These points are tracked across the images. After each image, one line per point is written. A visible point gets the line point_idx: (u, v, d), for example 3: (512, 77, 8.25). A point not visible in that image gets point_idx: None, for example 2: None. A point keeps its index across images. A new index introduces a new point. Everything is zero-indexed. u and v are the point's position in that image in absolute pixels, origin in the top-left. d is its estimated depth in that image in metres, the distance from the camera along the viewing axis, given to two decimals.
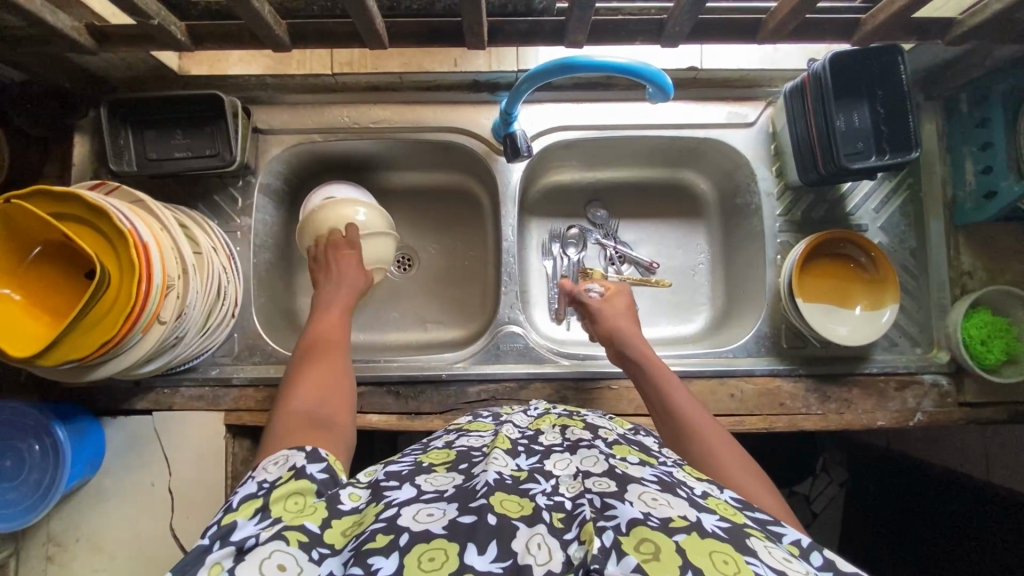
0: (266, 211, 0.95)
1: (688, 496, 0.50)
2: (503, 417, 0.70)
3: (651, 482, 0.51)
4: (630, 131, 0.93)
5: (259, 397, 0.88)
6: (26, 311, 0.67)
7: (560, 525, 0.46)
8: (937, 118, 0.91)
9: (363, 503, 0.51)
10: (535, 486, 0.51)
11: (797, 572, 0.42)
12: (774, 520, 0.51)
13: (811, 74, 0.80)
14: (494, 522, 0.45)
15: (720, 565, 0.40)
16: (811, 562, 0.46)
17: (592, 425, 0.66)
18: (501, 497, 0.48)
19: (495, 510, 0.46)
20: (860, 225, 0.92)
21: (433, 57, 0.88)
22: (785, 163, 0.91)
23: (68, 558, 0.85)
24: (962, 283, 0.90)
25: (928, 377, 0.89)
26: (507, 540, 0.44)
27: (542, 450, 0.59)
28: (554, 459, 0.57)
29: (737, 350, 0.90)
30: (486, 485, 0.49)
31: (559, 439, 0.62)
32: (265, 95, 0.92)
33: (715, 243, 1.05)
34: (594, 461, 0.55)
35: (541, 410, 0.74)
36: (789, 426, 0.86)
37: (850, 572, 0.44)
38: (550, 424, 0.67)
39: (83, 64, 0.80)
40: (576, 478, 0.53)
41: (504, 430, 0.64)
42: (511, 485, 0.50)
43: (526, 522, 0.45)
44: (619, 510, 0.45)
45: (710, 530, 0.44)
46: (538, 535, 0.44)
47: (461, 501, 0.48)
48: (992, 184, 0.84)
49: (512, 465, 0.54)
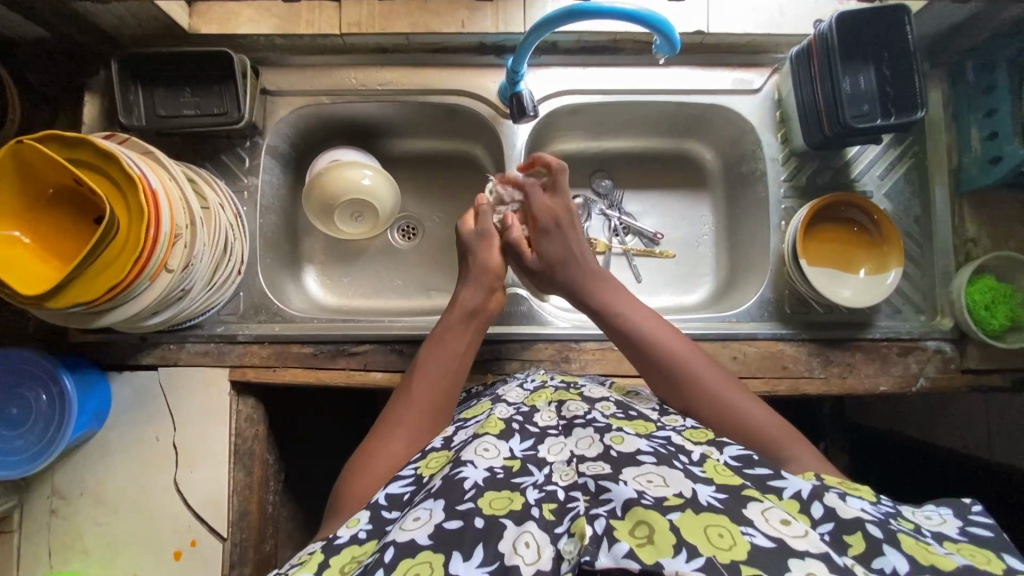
0: (273, 172, 0.96)
1: (686, 468, 0.52)
2: (498, 394, 0.71)
3: (646, 457, 0.53)
4: (636, 96, 0.94)
5: (263, 353, 0.89)
6: (35, 255, 0.68)
7: (551, 517, 0.50)
8: (942, 87, 0.91)
9: (361, 534, 0.54)
10: (527, 478, 0.54)
11: (795, 535, 0.44)
12: (773, 474, 0.53)
13: (816, 35, 0.81)
14: (481, 525, 0.49)
15: (716, 539, 0.44)
16: (813, 514, 0.49)
17: (588, 397, 0.67)
18: (490, 497, 0.52)
19: (484, 512, 0.50)
20: (865, 192, 0.92)
21: (441, 18, 0.88)
22: (790, 129, 0.91)
23: (72, 511, 0.85)
24: (967, 251, 0.90)
25: (932, 343, 0.88)
26: (494, 543, 0.48)
27: (538, 432, 0.61)
28: (548, 443, 0.59)
29: (740, 314, 0.90)
30: (473, 485, 0.52)
31: (554, 419, 0.63)
32: (274, 56, 0.93)
33: (719, 214, 1.05)
34: (589, 442, 0.57)
35: (538, 382, 0.73)
36: (791, 390, 0.87)
37: (849, 519, 0.48)
38: (545, 399, 0.67)
39: (96, 19, 0.81)
40: (571, 464, 0.55)
41: (498, 410, 0.65)
42: (503, 480, 0.54)
43: (514, 521, 0.49)
44: (614, 492, 0.48)
45: (706, 504, 0.47)
46: (526, 533, 0.48)
47: (448, 502, 0.51)
48: (997, 150, 0.84)
49: (505, 453, 0.57)
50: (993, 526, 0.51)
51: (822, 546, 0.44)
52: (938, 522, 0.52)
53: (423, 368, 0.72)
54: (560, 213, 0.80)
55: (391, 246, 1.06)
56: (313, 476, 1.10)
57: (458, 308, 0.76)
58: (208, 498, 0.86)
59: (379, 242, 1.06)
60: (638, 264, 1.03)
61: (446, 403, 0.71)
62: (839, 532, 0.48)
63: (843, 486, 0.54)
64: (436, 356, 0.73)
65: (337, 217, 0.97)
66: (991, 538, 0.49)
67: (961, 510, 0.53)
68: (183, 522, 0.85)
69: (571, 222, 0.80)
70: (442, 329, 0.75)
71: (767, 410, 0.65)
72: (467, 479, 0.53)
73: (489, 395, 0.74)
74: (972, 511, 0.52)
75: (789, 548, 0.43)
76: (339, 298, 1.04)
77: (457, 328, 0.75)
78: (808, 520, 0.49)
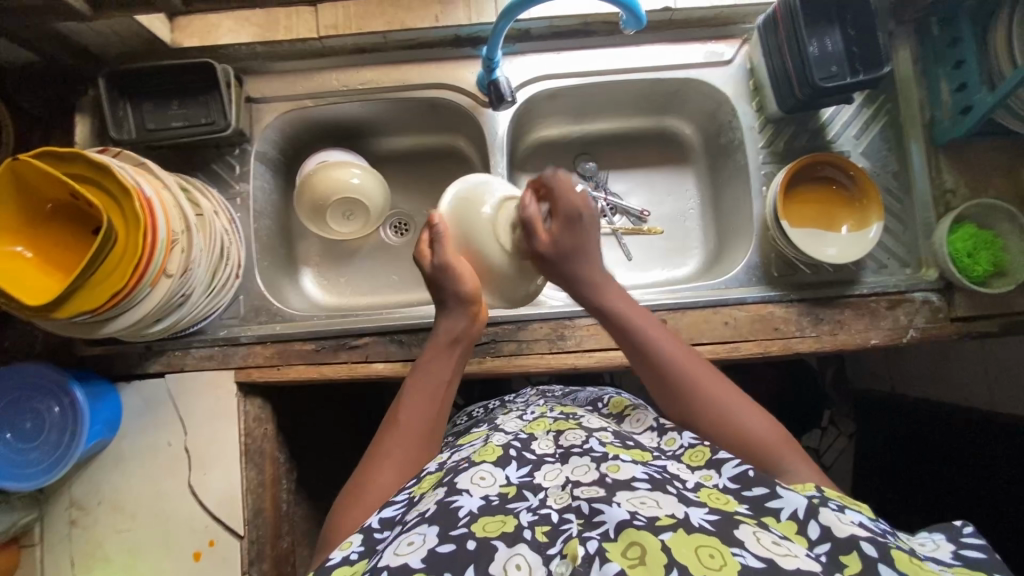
0: (264, 178, 0.98)
1: (679, 493, 0.54)
2: (497, 423, 0.75)
3: (641, 483, 0.54)
4: (611, 76, 0.96)
5: (267, 353, 0.91)
6: (37, 268, 0.70)
7: (544, 539, 0.51)
8: (910, 44, 0.93)
9: (353, 555, 0.55)
10: (522, 503, 0.56)
11: (784, 555, 0.46)
12: (771, 493, 0.54)
13: (782, 2, 0.83)
14: (473, 547, 0.50)
15: (706, 560, 0.45)
16: (810, 535, 0.50)
17: (586, 427, 0.68)
18: (485, 521, 0.53)
19: (477, 535, 0.51)
20: (842, 152, 0.94)
21: (416, 14, 0.91)
22: (764, 97, 0.93)
23: (91, 520, 0.88)
24: (947, 202, 0.91)
25: (918, 295, 0.90)
26: (485, 564, 0.49)
27: (534, 460, 0.63)
28: (545, 470, 0.61)
29: (729, 281, 0.92)
30: (468, 512, 0.54)
31: (552, 447, 0.65)
32: (256, 64, 0.95)
33: (704, 187, 1.07)
34: (585, 470, 0.58)
35: (537, 413, 0.76)
36: (784, 350, 0.88)
37: (844, 539, 0.49)
38: (543, 429, 0.69)
39: (80, 38, 0.83)
40: (565, 488, 0.56)
41: (495, 437, 0.68)
42: (497, 506, 0.55)
43: (506, 543, 0.50)
44: (606, 515, 0.50)
45: (698, 525, 0.49)
46: (518, 555, 0.49)
47: (441, 527, 0.52)
48: (967, 100, 0.86)
49: (500, 480, 0.59)
50: (985, 546, 0.52)
51: (811, 567, 0.45)
52: (932, 547, 0.53)
53: (411, 393, 0.73)
54: (582, 207, 0.76)
55: (384, 243, 1.08)
56: (324, 474, 1.12)
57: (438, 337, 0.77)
58: (224, 497, 0.88)
59: (371, 239, 1.08)
60: (629, 243, 1.05)
61: (431, 428, 0.72)
62: (835, 552, 0.48)
63: (843, 500, 0.56)
64: (426, 377, 0.74)
65: (328, 216, 0.99)
66: (984, 559, 0.51)
67: (952, 533, 0.54)
68: (201, 522, 0.87)
69: (591, 218, 0.77)
70: (427, 359, 0.76)
71: (769, 421, 0.66)
72: (462, 507, 0.55)
73: (488, 425, 0.76)
74: (963, 533, 0.54)
75: (779, 567, 0.44)
76: (338, 298, 1.06)
77: (438, 358, 0.76)
78: (804, 542, 0.50)
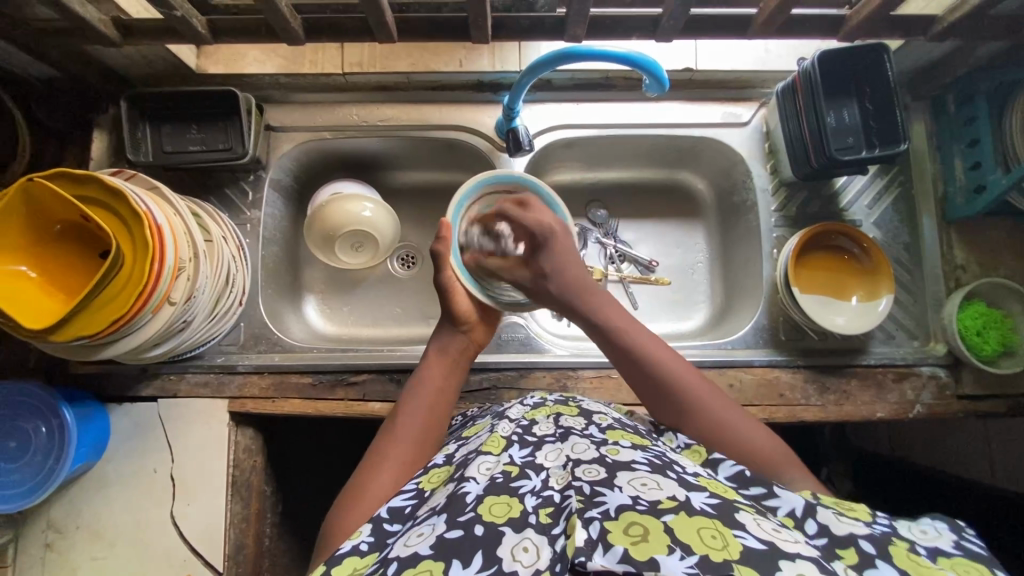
0: (275, 206, 0.98)
1: (680, 477, 0.51)
2: (502, 412, 0.72)
3: (641, 465, 0.51)
4: (628, 130, 0.96)
5: (263, 384, 0.90)
6: (41, 289, 0.70)
7: (548, 520, 0.47)
8: (925, 118, 0.95)
9: (363, 545, 0.52)
10: (526, 483, 0.52)
11: (785, 540, 0.43)
12: (769, 493, 0.53)
13: (800, 73, 0.84)
14: (480, 532, 0.47)
15: (708, 540, 0.42)
16: (807, 530, 0.49)
17: (586, 412, 0.66)
18: (490, 503, 0.49)
19: (483, 519, 0.48)
20: (854, 221, 0.94)
21: (440, 57, 0.93)
22: (779, 161, 0.93)
23: (67, 545, 0.85)
24: (956, 277, 0.91)
25: (926, 369, 0.89)
26: (493, 549, 0.45)
27: (536, 441, 0.59)
28: (546, 450, 0.57)
29: (736, 342, 0.91)
30: (475, 497, 0.51)
31: (552, 428, 0.62)
32: (278, 93, 0.96)
33: (713, 241, 1.07)
34: (585, 448, 0.55)
35: (537, 399, 0.73)
36: (789, 417, 0.87)
37: (843, 535, 0.48)
38: (545, 413, 0.66)
39: (108, 61, 0.85)
40: (567, 468, 0.52)
41: (499, 428, 0.65)
42: (502, 484, 0.52)
43: (513, 528, 0.47)
44: (608, 497, 0.46)
45: (698, 508, 0.45)
46: (526, 538, 0.46)
47: (449, 515, 0.49)
48: (982, 178, 0.87)
49: (504, 461, 0.56)
50: (987, 543, 0.49)
51: (813, 552, 0.43)
52: (934, 535, 0.49)
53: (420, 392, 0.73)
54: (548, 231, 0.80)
55: (391, 275, 1.07)
56: (306, 507, 1.09)
57: (438, 350, 0.78)
58: (207, 530, 0.85)
59: (377, 271, 1.07)
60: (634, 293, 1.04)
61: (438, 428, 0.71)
62: (832, 546, 0.47)
63: (843, 503, 0.53)
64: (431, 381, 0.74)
65: (337, 247, 0.99)
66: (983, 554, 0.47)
67: (954, 526, 0.51)
68: (180, 556, 0.84)
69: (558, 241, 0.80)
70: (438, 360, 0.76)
71: (768, 435, 0.65)
72: (469, 493, 0.51)
73: (495, 414, 0.73)
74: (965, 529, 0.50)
75: (780, 550, 0.42)
76: (339, 328, 1.05)
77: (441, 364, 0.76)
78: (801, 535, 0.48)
